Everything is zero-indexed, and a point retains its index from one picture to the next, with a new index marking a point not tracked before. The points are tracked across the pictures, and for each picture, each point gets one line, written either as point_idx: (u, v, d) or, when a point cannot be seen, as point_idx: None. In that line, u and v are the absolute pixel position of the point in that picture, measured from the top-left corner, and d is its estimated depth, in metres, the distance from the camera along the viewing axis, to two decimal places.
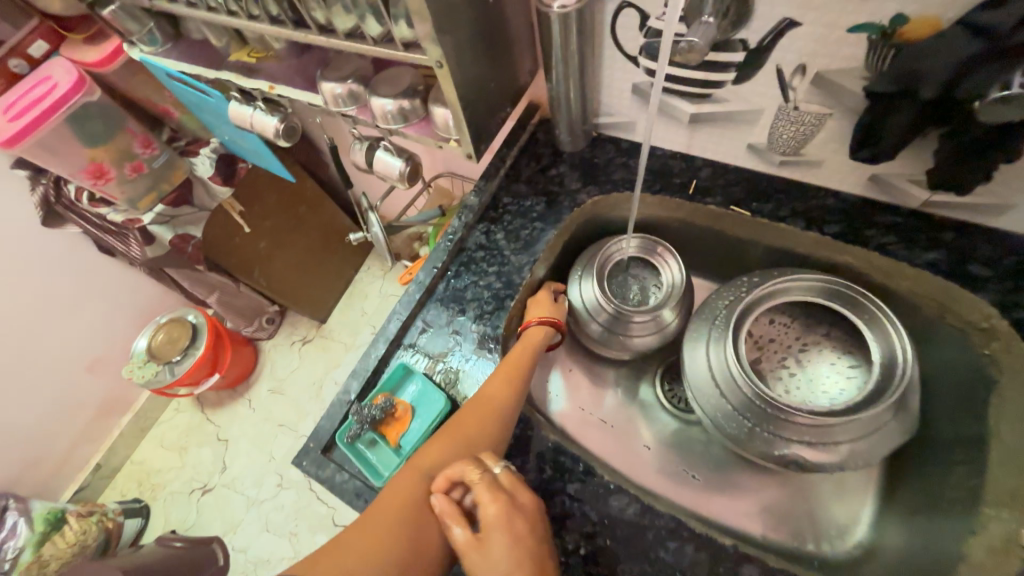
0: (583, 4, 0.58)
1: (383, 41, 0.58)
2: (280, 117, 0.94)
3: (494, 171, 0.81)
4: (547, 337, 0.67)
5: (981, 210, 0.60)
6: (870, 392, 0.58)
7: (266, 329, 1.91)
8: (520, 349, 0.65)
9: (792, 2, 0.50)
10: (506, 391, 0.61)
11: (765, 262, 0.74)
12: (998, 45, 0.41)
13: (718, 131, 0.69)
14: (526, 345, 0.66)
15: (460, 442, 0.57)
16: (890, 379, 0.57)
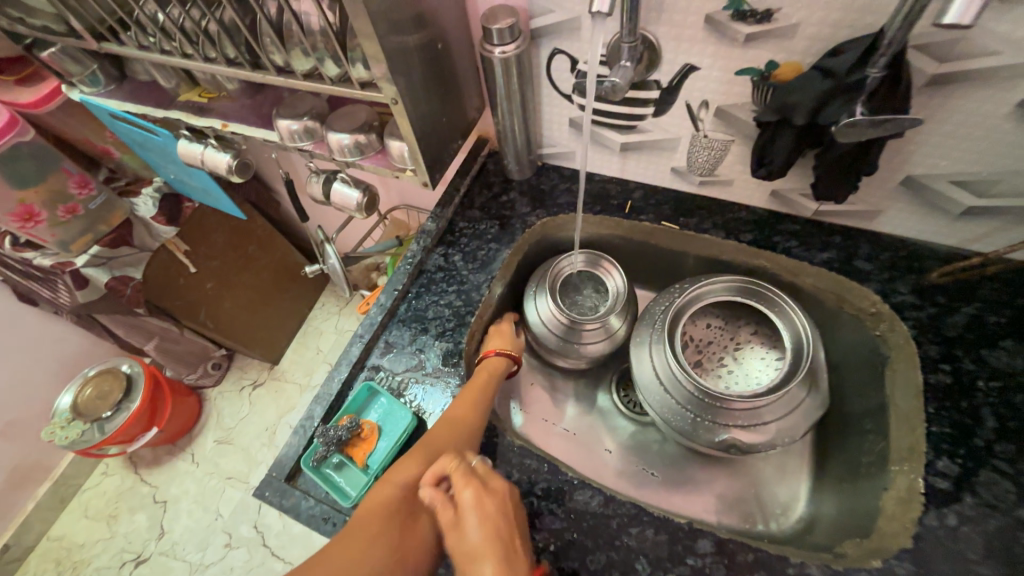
0: (521, 50, 0.67)
1: (339, 82, 0.63)
2: (233, 154, 0.95)
3: (449, 198, 0.87)
4: (505, 366, 0.71)
5: (857, 215, 0.72)
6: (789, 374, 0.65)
7: (211, 375, 1.82)
8: (484, 370, 0.68)
9: (690, 51, 0.61)
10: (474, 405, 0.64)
11: (696, 270, 0.83)
12: (841, 84, 0.51)
13: (645, 157, 0.79)
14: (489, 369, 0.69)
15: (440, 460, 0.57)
16: (803, 360, 0.65)
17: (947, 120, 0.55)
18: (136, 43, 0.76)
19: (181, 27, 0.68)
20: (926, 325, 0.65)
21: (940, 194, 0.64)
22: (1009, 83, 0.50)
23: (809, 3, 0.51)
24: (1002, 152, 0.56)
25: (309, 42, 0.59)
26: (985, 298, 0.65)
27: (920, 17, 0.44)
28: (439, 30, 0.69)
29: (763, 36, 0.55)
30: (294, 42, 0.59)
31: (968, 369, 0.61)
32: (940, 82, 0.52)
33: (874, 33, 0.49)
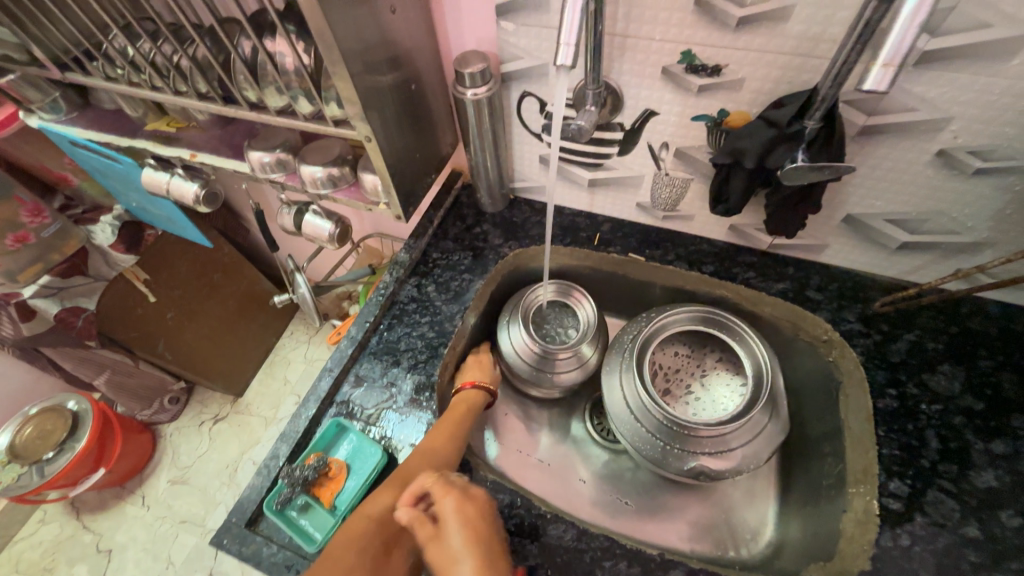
0: (492, 92, 0.70)
1: (314, 118, 0.64)
2: (201, 183, 0.94)
3: (422, 230, 0.87)
4: (482, 403, 0.71)
5: (806, 249, 0.77)
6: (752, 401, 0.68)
7: (168, 410, 1.73)
8: (458, 409, 0.68)
9: (649, 99, 0.65)
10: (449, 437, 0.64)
11: (662, 299, 0.86)
12: (784, 133, 0.56)
13: (611, 193, 0.83)
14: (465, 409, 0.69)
15: None
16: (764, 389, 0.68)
17: (879, 165, 0.61)
18: (101, 74, 0.74)
19: (151, 61, 0.68)
20: (872, 352, 0.69)
21: (878, 230, 0.69)
22: (929, 135, 0.55)
23: (752, 61, 0.56)
24: (927, 195, 0.62)
25: (282, 82, 0.59)
26: (923, 325, 0.71)
27: (848, 79, 0.49)
28: (413, 71, 0.71)
29: (714, 87, 0.60)
30: (268, 81, 0.60)
31: (911, 392, 0.65)
32: (869, 132, 0.57)
33: (808, 90, 0.55)
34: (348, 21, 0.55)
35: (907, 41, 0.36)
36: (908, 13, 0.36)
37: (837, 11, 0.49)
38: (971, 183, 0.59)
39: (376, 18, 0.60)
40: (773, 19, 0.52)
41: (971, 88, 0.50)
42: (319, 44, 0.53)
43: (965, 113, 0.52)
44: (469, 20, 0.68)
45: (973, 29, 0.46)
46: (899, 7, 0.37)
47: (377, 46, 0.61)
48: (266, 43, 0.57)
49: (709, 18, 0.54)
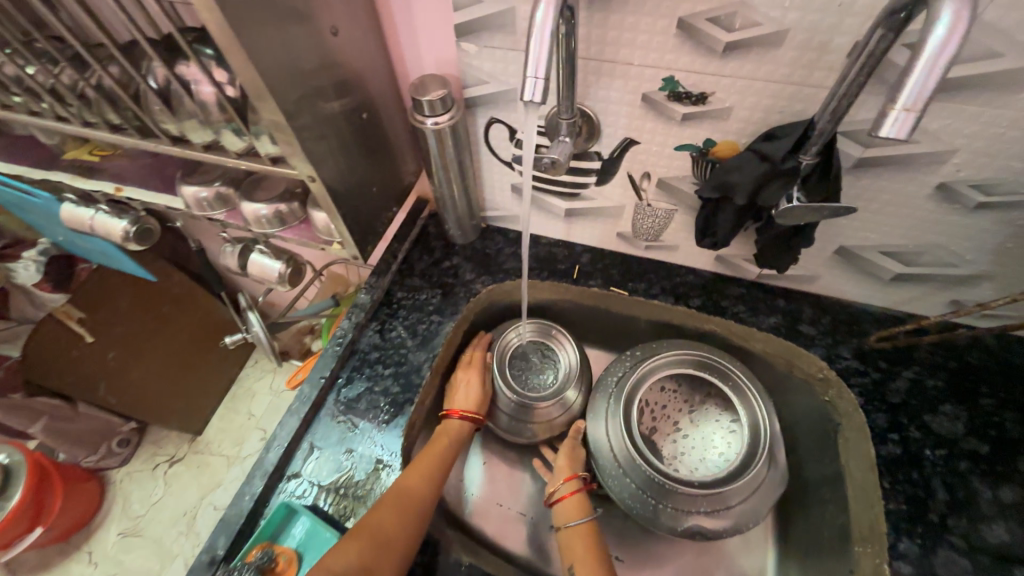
0: (455, 121, 0.62)
1: (247, 155, 0.56)
2: (132, 218, 0.83)
3: (385, 267, 0.79)
4: (467, 430, 0.69)
5: (797, 280, 0.73)
6: (748, 456, 0.63)
7: (116, 454, 1.58)
8: (443, 435, 0.67)
9: (628, 128, 0.59)
10: (431, 472, 0.61)
11: (647, 334, 0.80)
12: (777, 168, 0.50)
13: (590, 223, 0.77)
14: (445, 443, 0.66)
15: (381, 534, 0.53)
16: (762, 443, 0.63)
17: (876, 198, 0.56)
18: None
19: (50, 88, 0.58)
20: (871, 392, 0.65)
21: (871, 263, 0.65)
22: (929, 168, 0.51)
23: (741, 90, 0.51)
24: (925, 228, 0.58)
25: (204, 116, 0.51)
26: (920, 361, 0.67)
27: (847, 114, 0.44)
28: (366, 96, 0.63)
29: (699, 116, 0.54)
30: (186, 114, 0.51)
31: (914, 437, 0.61)
32: (866, 165, 0.53)
33: (805, 122, 0.49)
34: (275, 47, 0.47)
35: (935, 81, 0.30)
36: (931, 51, 0.30)
37: (834, 39, 0.44)
38: (971, 218, 0.55)
39: (314, 41, 0.52)
40: (764, 45, 0.46)
41: (977, 121, 0.46)
42: (242, 77, 0.45)
43: (969, 146, 0.48)
44: (426, 40, 0.61)
45: (982, 59, 0.41)
46: (918, 45, 0.31)
47: (317, 73, 0.53)
48: (182, 71, 0.48)
49: (694, 43, 0.48)
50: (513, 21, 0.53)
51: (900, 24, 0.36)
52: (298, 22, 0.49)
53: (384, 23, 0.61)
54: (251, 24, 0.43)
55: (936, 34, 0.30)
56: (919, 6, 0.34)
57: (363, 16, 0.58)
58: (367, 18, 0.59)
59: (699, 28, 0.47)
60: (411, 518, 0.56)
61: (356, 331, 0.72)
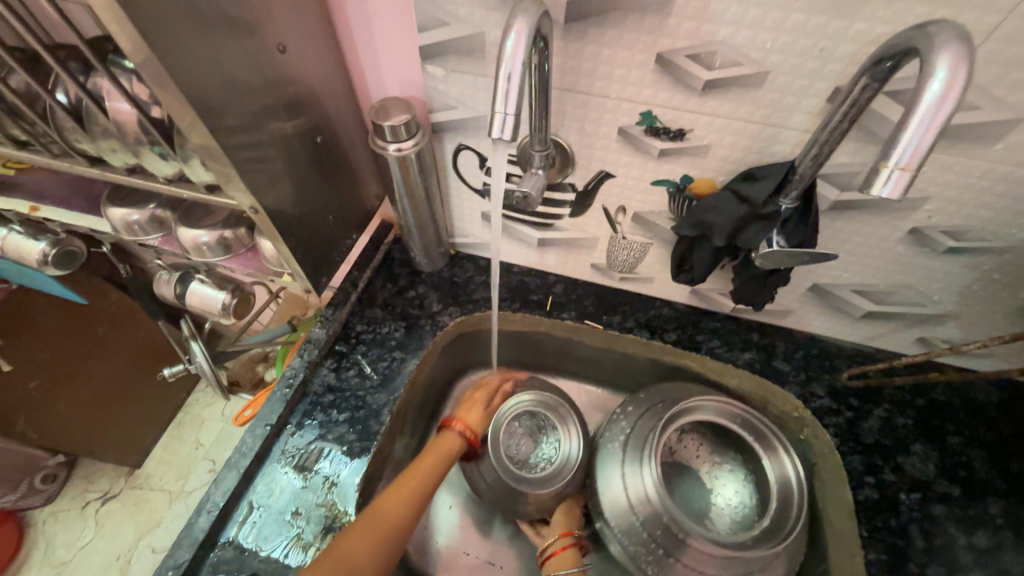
0: (421, 147, 0.58)
1: (178, 182, 0.49)
2: (52, 239, 0.73)
3: (343, 298, 0.73)
4: (457, 447, 0.63)
5: (770, 315, 0.72)
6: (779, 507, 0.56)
7: (40, 492, 1.41)
8: (435, 451, 0.62)
9: (604, 160, 0.56)
10: (415, 493, 0.56)
11: (625, 371, 0.75)
12: (756, 211, 0.49)
13: (564, 252, 0.74)
14: (437, 452, 0.62)
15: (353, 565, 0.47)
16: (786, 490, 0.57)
17: (850, 239, 0.55)
18: None
19: None
20: (845, 433, 0.64)
21: (844, 301, 0.65)
22: (903, 213, 0.51)
23: (718, 129, 0.49)
24: (896, 270, 0.58)
25: (124, 138, 0.44)
26: (890, 399, 0.67)
27: (825, 162, 0.42)
28: (322, 117, 0.58)
29: (676, 152, 0.52)
30: (104, 133, 0.44)
31: (888, 480, 0.61)
32: (840, 208, 0.52)
33: (785, 164, 0.48)
34: (200, 62, 0.41)
35: (929, 138, 0.28)
36: (927, 106, 0.28)
37: (817, 81, 0.42)
38: (941, 261, 0.55)
39: (253, 57, 0.46)
40: (744, 84, 0.45)
41: (951, 169, 0.45)
42: (165, 97, 0.39)
43: (941, 194, 0.48)
44: (388, 59, 0.56)
45: (960, 109, 0.41)
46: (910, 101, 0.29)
47: (258, 91, 0.48)
48: (98, 87, 0.42)
49: (672, 78, 0.46)
50: (482, 45, 0.49)
51: (885, 73, 0.34)
52: (233, 36, 0.43)
53: (341, 38, 0.56)
54: (174, 39, 0.38)
55: (932, 88, 0.28)
56: (906, 57, 0.32)
57: (318, 31, 0.53)
58: (322, 33, 0.53)
59: (677, 63, 0.45)
60: (383, 543, 0.50)
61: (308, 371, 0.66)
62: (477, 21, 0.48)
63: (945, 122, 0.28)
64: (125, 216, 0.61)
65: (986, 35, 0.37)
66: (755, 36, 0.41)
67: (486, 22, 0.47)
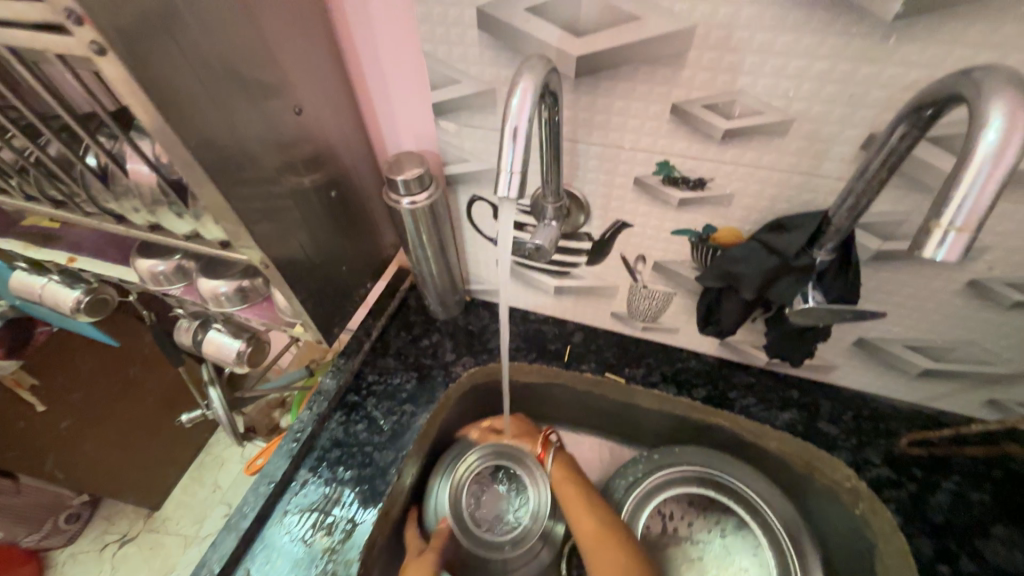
0: (434, 198, 0.58)
1: (194, 239, 0.50)
2: (87, 287, 0.76)
3: (356, 346, 0.72)
4: None
5: (812, 370, 0.66)
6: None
7: (62, 533, 1.42)
8: None
9: (621, 210, 0.54)
10: None
11: (651, 429, 0.70)
12: (789, 263, 0.45)
13: (582, 300, 0.71)
14: None
15: None
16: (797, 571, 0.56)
17: (898, 292, 0.50)
18: None
19: None
20: (909, 510, 0.56)
21: (896, 356, 0.58)
22: (958, 264, 0.46)
23: (742, 177, 0.46)
24: (954, 324, 0.52)
25: (144, 199, 0.45)
26: (960, 470, 0.58)
27: (865, 212, 0.38)
28: (339, 171, 0.59)
29: (697, 201, 0.49)
30: (128, 193, 0.46)
31: (968, 571, 0.52)
32: (885, 258, 0.47)
33: (819, 213, 0.44)
34: (214, 127, 0.42)
35: (988, 193, 0.25)
36: (983, 157, 0.24)
37: (849, 127, 0.40)
38: (1008, 316, 0.49)
39: (270, 119, 0.47)
40: (767, 133, 0.42)
41: (1011, 216, 0.41)
42: (179, 161, 0.40)
43: (1001, 243, 0.43)
44: (404, 115, 0.58)
45: None
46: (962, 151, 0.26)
47: (274, 150, 0.48)
48: (123, 152, 0.44)
49: (689, 128, 0.44)
50: (493, 100, 0.49)
51: (927, 119, 0.31)
52: (250, 100, 0.45)
53: (359, 97, 0.58)
54: (191, 107, 0.39)
55: (987, 138, 0.24)
56: (951, 104, 0.29)
57: (337, 92, 0.54)
58: (341, 93, 0.55)
59: (693, 113, 0.43)
60: None
61: (318, 423, 0.64)
62: (488, 78, 0.48)
63: (1007, 175, 0.25)
64: (150, 268, 0.63)
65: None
66: (777, 84, 0.39)
67: (496, 79, 0.48)
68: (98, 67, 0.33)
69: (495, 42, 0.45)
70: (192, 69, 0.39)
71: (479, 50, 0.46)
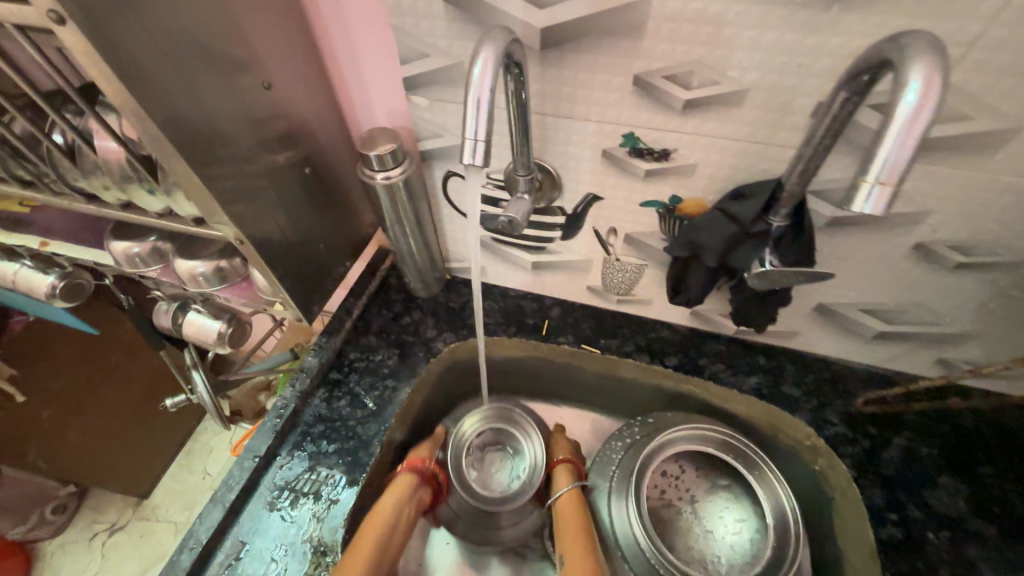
0: (409, 175, 0.58)
1: (168, 215, 0.51)
2: (61, 272, 0.76)
3: (337, 325, 0.72)
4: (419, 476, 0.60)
5: (778, 337, 0.69)
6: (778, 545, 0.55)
7: (49, 523, 1.42)
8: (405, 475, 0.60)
9: (591, 183, 0.56)
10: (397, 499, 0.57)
11: (626, 398, 0.72)
12: (746, 230, 0.47)
13: (558, 274, 0.72)
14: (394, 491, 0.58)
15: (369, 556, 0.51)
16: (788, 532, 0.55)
17: (851, 257, 0.53)
18: None
19: None
20: (863, 464, 0.60)
21: (852, 321, 0.62)
22: (904, 229, 0.48)
23: (703, 148, 0.48)
24: (904, 287, 0.55)
25: (114, 175, 0.45)
26: (911, 426, 0.62)
27: (812, 178, 0.41)
28: (314, 148, 0.59)
29: (662, 173, 0.51)
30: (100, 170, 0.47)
31: (913, 516, 0.56)
32: (836, 225, 0.50)
33: (774, 182, 0.47)
34: (182, 101, 0.42)
35: (908, 151, 0.27)
36: (904, 116, 0.26)
37: (800, 96, 0.41)
38: (950, 278, 0.52)
39: (240, 94, 0.47)
40: (725, 103, 0.44)
41: (949, 182, 0.43)
42: (147, 134, 0.40)
43: (941, 208, 0.46)
44: (377, 91, 0.58)
45: (951, 119, 0.39)
46: (886, 111, 0.28)
47: (245, 127, 0.49)
48: (89, 127, 0.44)
49: (650, 99, 0.45)
50: (463, 75, 0.50)
51: (864, 86, 0.33)
52: (217, 75, 0.45)
53: (331, 73, 0.58)
54: (154, 80, 0.39)
55: (906, 100, 0.26)
56: (881, 71, 0.31)
57: (308, 68, 0.54)
58: (312, 68, 0.55)
59: (654, 84, 0.44)
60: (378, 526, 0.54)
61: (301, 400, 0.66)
62: (457, 52, 0.49)
63: (924, 134, 0.27)
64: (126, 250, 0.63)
65: (969, 45, 0.35)
66: (731, 55, 0.41)
67: (464, 53, 0.48)
68: (60, 37, 0.34)
69: (461, 14, 0.45)
70: (155, 43, 0.39)
71: (446, 24, 0.46)
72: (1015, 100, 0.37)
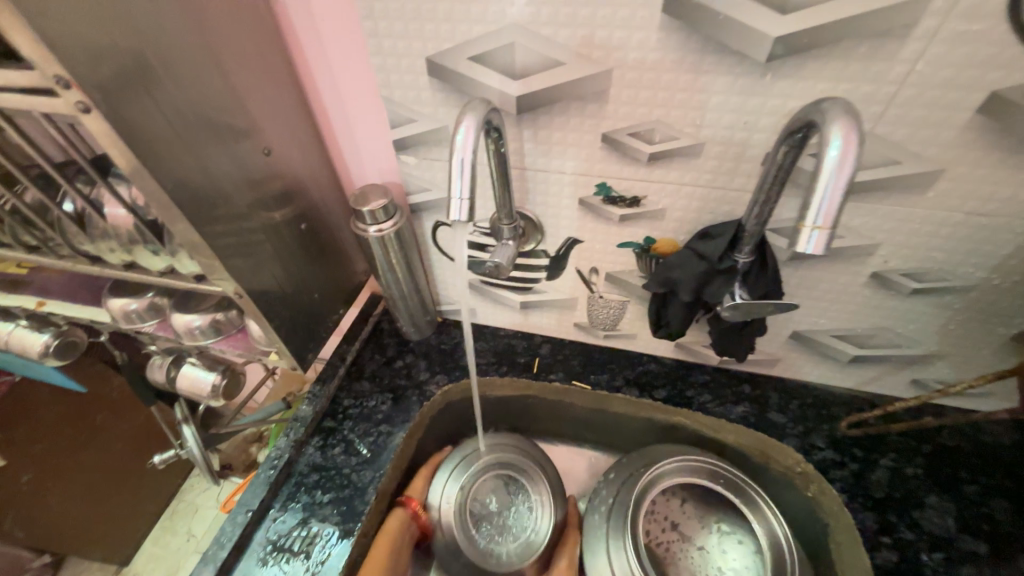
0: (400, 227, 0.62)
1: (169, 275, 0.53)
2: (54, 329, 0.76)
3: (331, 372, 0.74)
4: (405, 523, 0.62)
5: (761, 364, 0.71)
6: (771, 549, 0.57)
7: None
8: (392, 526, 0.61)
9: (571, 228, 0.60)
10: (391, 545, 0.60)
11: (620, 433, 0.73)
12: (715, 266, 0.51)
13: (546, 313, 0.75)
14: (390, 536, 0.60)
15: None
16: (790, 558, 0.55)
17: (816, 287, 0.57)
18: None
19: None
20: (853, 488, 0.61)
21: (827, 347, 0.65)
22: (860, 259, 0.53)
23: (671, 193, 0.52)
24: (869, 313, 0.59)
25: (121, 239, 0.48)
26: (895, 447, 0.64)
27: (768, 218, 0.45)
28: (309, 205, 0.63)
29: (635, 217, 0.56)
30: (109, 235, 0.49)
31: (906, 539, 0.57)
32: (798, 259, 0.54)
33: (733, 222, 0.51)
34: (186, 167, 0.45)
35: (837, 198, 0.31)
36: (830, 168, 0.31)
37: (752, 146, 0.46)
38: (908, 303, 0.56)
39: (239, 157, 0.51)
40: (685, 154, 0.49)
41: (894, 217, 0.48)
42: (155, 199, 0.44)
43: (891, 240, 0.50)
44: (369, 151, 0.63)
45: (884, 164, 0.44)
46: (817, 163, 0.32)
47: (243, 186, 0.52)
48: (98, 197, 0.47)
49: (618, 152, 0.50)
50: (448, 135, 0.55)
51: (799, 141, 0.37)
52: (219, 140, 0.48)
53: (327, 137, 0.63)
54: (161, 149, 0.42)
55: (829, 155, 0.31)
56: (809, 129, 0.36)
57: (305, 132, 0.59)
58: (309, 131, 0.60)
59: (620, 140, 0.49)
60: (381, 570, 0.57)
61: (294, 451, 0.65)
62: (441, 117, 0.53)
63: (849, 183, 0.31)
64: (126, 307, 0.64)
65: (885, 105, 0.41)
66: (687, 115, 0.46)
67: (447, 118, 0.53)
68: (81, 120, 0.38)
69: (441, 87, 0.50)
70: (161, 114, 0.42)
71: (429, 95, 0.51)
72: (933, 146, 0.42)
